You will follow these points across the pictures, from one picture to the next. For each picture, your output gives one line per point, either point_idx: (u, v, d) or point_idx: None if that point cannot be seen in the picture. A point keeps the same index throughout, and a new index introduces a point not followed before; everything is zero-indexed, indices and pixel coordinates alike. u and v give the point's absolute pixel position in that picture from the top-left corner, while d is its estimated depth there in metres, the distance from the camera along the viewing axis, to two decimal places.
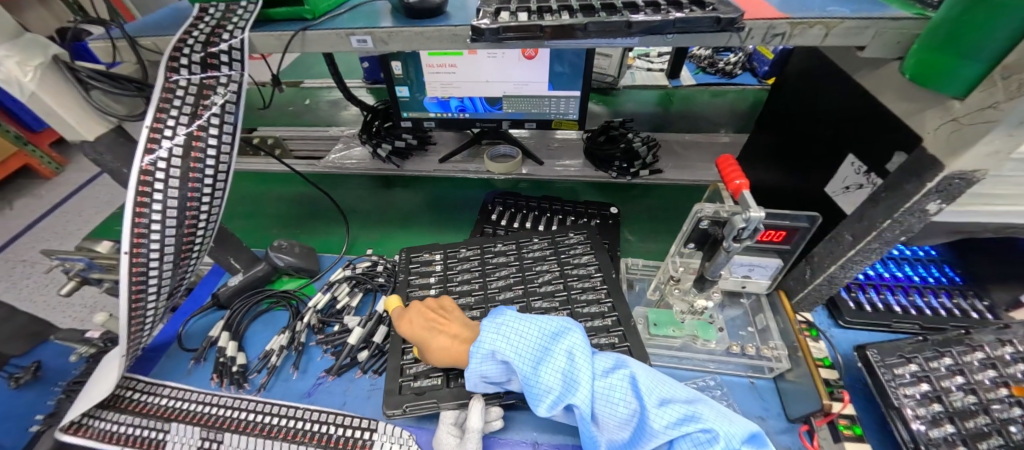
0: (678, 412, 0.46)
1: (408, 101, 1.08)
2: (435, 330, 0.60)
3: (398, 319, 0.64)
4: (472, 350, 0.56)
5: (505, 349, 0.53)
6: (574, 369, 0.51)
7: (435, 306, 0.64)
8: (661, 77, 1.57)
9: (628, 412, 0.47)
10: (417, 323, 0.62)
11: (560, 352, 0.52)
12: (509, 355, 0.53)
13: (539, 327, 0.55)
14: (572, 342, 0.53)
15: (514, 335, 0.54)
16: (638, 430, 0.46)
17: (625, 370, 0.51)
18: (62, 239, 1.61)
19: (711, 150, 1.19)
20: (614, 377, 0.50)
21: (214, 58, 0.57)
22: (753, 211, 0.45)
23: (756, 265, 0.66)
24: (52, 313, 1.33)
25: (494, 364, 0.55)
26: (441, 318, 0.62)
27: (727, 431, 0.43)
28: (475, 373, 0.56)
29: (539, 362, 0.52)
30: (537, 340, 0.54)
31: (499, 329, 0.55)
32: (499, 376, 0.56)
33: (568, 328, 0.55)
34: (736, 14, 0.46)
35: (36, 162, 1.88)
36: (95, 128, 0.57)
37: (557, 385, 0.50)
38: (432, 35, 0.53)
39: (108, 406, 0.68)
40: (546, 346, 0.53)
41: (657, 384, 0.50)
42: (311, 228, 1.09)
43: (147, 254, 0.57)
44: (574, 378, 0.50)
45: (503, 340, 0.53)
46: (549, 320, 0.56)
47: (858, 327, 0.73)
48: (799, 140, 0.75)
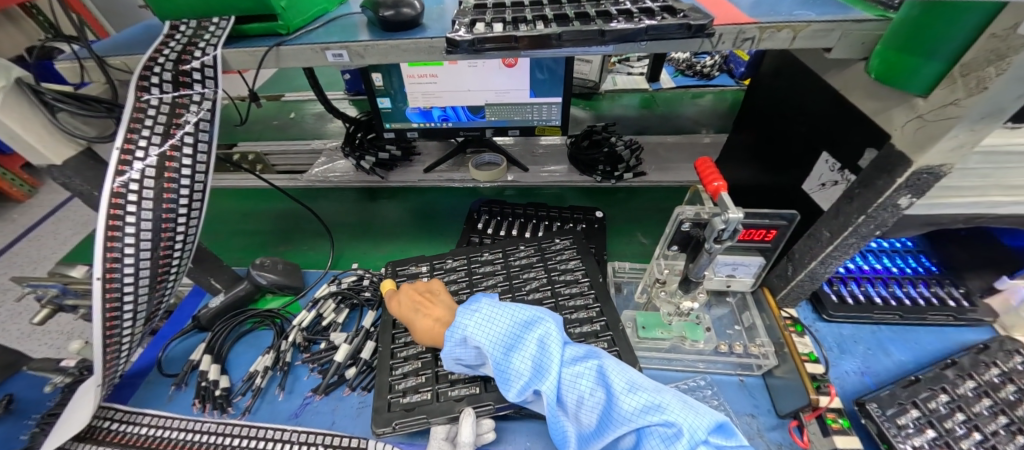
0: (644, 401, 0.47)
1: (390, 112, 1.08)
2: (420, 313, 0.62)
3: (389, 299, 0.67)
4: (447, 335, 0.57)
5: (477, 335, 0.54)
6: (544, 357, 0.52)
7: (423, 289, 0.65)
8: (641, 81, 1.60)
9: (596, 400, 0.49)
10: (403, 303, 0.64)
11: (531, 340, 0.53)
12: (482, 342, 0.54)
13: (512, 315, 0.55)
14: (544, 331, 0.53)
15: (488, 322, 0.55)
16: (605, 416, 0.48)
17: (595, 360, 0.52)
18: (35, 264, 1.56)
19: (692, 151, 1.21)
20: (582, 365, 0.51)
21: (186, 76, 0.56)
22: (731, 213, 0.45)
23: (740, 264, 0.66)
24: (26, 342, 1.28)
25: (466, 348, 0.56)
26: (426, 301, 0.63)
27: (691, 424, 0.43)
28: (449, 355, 0.58)
29: (511, 350, 0.53)
30: (508, 328, 0.54)
31: (473, 315, 0.55)
32: (473, 359, 0.57)
33: (541, 316, 0.55)
34: (707, 20, 0.46)
35: (7, 185, 1.81)
36: (62, 150, 0.56)
37: (527, 372, 0.52)
38: (409, 47, 0.53)
39: (85, 437, 0.65)
40: (518, 334, 0.54)
41: (625, 372, 0.50)
42: (295, 244, 1.08)
43: (121, 279, 0.55)
44: (543, 366, 0.52)
45: (475, 327, 0.54)
46: (522, 309, 0.56)
47: (842, 321, 0.75)
48: (775, 140, 0.76)
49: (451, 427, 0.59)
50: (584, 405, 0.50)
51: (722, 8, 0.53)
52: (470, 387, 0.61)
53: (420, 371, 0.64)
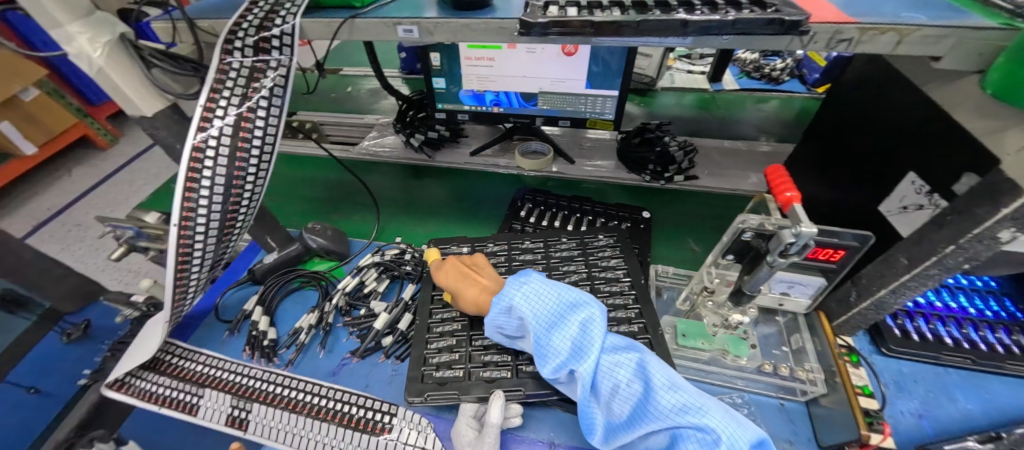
0: (683, 401, 0.46)
1: (444, 92, 1.09)
2: (468, 283, 0.64)
3: (433, 271, 0.67)
4: (494, 300, 0.59)
5: (522, 305, 0.56)
6: (585, 340, 0.53)
7: (469, 262, 0.67)
8: (702, 80, 1.52)
9: (631, 390, 0.49)
10: (451, 274, 0.65)
11: (574, 322, 0.54)
12: (526, 313, 0.56)
13: (560, 295, 0.57)
14: (588, 315, 0.55)
15: (536, 296, 0.57)
16: (639, 408, 0.48)
17: (636, 352, 0.52)
18: (113, 207, 1.72)
19: (751, 159, 1.15)
20: (623, 355, 0.52)
21: (266, 42, 0.59)
22: (805, 226, 0.42)
23: (798, 282, 0.62)
24: (102, 276, 1.42)
25: (510, 318, 0.59)
26: (474, 274, 0.65)
27: (732, 431, 0.42)
28: (492, 323, 0.60)
29: (553, 327, 0.55)
30: (554, 306, 0.56)
31: (522, 287, 0.58)
32: (513, 330, 0.60)
33: (587, 302, 0.57)
34: (803, 16, 0.43)
35: (93, 134, 2.00)
36: (153, 104, 0.60)
37: (566, 350, 0.53)
38: (479, 27, 0.52)
39: (151, 367, 0.72)
40: (562, 313, 0.56)
41: (665, 370, 0.50)
42: (343, 212, 1.12)
43: (194, 228, 0.60)
44: (583, 347, 0.53)
45: (522, 297, 0.57)
46: (570, 290, 0.58)
47: (903, 357, 0.69)
48: (852, 155, 0.70)
49: (479, 406, 0.60)
50: (618, 394, 0.50)
51: (817, 5, 0.49)
52: (501, 371, 0.62)
53: (454, 348, 0.65)
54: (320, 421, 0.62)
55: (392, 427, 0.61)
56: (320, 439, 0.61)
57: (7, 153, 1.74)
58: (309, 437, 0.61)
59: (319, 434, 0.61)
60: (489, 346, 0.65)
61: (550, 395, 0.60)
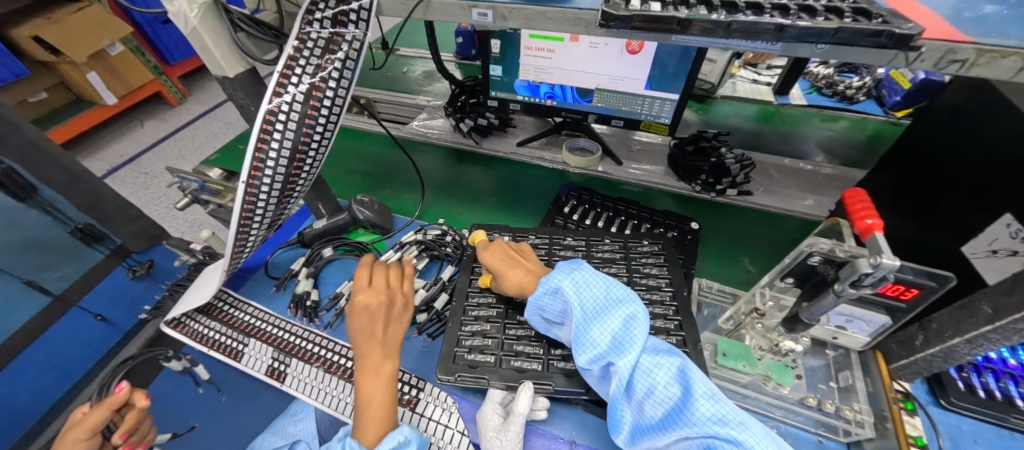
0: (722, 413, 0.46)
1: (499, 80, 1.09)
2: (515, 265, 0.66)
3: (479, 250, 0.70)
4: (540, 282, 0.61)
5: (569, 291, 0.57)
6: (627, 336, 0.53)
7: (515, 249, 0.71)
8: (767, 91, 1.44)
9: (668, 393, 0.49)
10: (498, 254, 0.68)
11: (618, 316, 0.55)
12: (572, 299, 0.57)
13: (607, 289, 0.58)
14: (633, 313, 0.55)
15: (583, 285, 0.58)
16: (673, 412, 0.48)
17: (677, 358, 0.52)
18: (178, 160, 1.85)
19: (814, 180, 1.08)
20: (664, 358, 0.51)
21: (344, 15, 0.60)
22: (886, 258, 0.39)
23: (858, 317, 0.58)
24: (164, 222, 1.53)
25: (553, 302, 0.60)
26: (520, 258, 0.68)
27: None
28: (534, 305, 0.62)
29: (596, 318, 0.55)
30: (600, 298, 0.57)
31: (570, 274, 0.59)
32: (554, 316, 0.61)
33: (633, 300, 0.57)
34: (917, 31, 0.39)
35: (166, 91, 2.15)
36: (236, 66, 0.64)
37: (605, 343, 0.53)
38: (555, 16, 0.51)
39: (204, 311, 0.77)
40: (607, 307, 0.56)
41: (705, 379, 0.50)
42: (390, 188, 1.16)
43: (259, 187, 0.63)
44: (624, 342, 0.53)
45: (570, 283, 0.58)
46: (617, 286, 0.59)
47: (963, 412, 0.63)
48: (936, 187, 0.65)
49: (507, 394, 0.61)
50: (654, 395, 0.49)
51: (929, 21, 0.45)
52: (531, 363, 0.62)
53: (487, 334, 0.66)
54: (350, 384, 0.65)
55: (418, 400, 0.63)
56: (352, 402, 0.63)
57: (93, 100, 1.91)
58: (341, 398, 0.64)
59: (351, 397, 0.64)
60: (522, 337, 0.66)
61: (579, 394, 0.60)
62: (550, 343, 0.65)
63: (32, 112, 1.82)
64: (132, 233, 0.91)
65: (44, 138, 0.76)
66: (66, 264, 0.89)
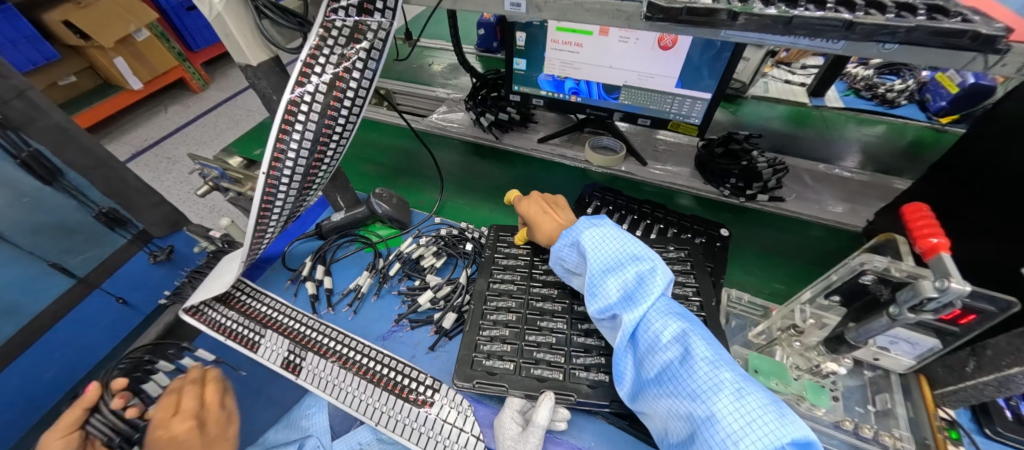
0: (723, 381, 0.42)
1: (523, 75, 1.06)
2: (547, 216, 0.69)
3: (515, 204, 0.73)
4: (562, 233, 0.64)
5: (589, 244, 0.59)
6: (638, 292, 0.54)
7: (550, 200, 0.73)
8: (801, 92, 1.38)
9: (666, 354, 0.47)
10: (532, 205, 0.71)
11: (632, 272, 0.55)
12: (588, 250, 0.58)
13: (626, 245, 0.58)
14: (649, 272, 0.55)
15: (603, 239, 0.59)
16: (670, 372, 0.46)
17: (686, 322, 0.49)
18: (200, 146, 1.88)
19: (851, 188, 1.02)
20: (670, 319, 0.50)
21: (371, 4, 0.58)
22: (954, 282, 0.36)
23: (905, 340, 0.54)
24: (185, 207, 1.56)
25: (574, 251, 0.62)
26: (554, 211, 0.70)
27: (765, 416, 0.39)
28: (556, 254, 0.65)
29: (610, 270, 0.56)
30: (617, 253, 0.57)
31: (592, 227, 0.60)
32: (573, 264, 0.63)
33: (652, 258, 0.56)
34: (1004, 31, 0.35)
35: (189, 77, 2.18)
36: (259, 54, 0.62)
37: (617, 295, 0.55)
38: (593, 8, 0.49)
39: (222, 299, 0.76)
40: (622, 261, 0.56)
41: (712, 345, 0.47)
42: (409, 182, 1.15)
43: (280, 176, 0.62)
44: (634, 298, 0.53)
45: (590, 235, 0.59)
46: (638, 244, 0.58)
47: (1007, 443, 0.59)
48: (999, 201, 0.60)
49: (525, 402, 0.59)
50: (654, 352, 0.49)
51: (1010, 20, 0.40)
52: (552, 371, 0.60)
53: (506, 339, 0.64)
54: (366, 382, 0.64)
55: (434, 402, 0.62)
56: (364, 398, 0.63)
57: (120, 85, 1.94)
58: (356, 395, 0.63)
59: (365, 394, 0.63)
60: (542, 344, 0.63)
61: (601, 405, 0.57)
62: (571, 351, 0.63)
63: (62, 95, 1.86)
64: (155, 219, 0.92)
65: (71, 122, 0.76)
66: (89, 248, 0.90)
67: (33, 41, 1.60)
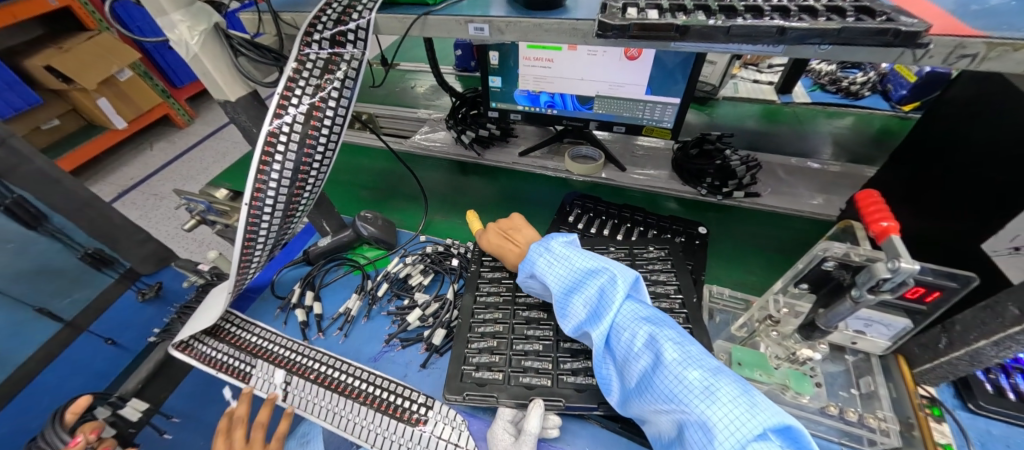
0: (693, 380, 0.44)
1: (499, 91, 1.09)
2: (506, 247, 0.71)
3: (479, 237, 0.76)
4: (522, 265, 0.67)
5: (547, 272, 0.61)
6: (603, 304, 0.55)
7: (507, 226, 0.73)
8: (769, 91, 1.43)
9: (639, 363, 0.49)
10: (491, 239, 0.73)
11: (592, 287, 0.57)
12: (548, 278, 0.61)
13: (579, 262, 0.59)
14: (608, 281, 0.56)
15: (557, 263, 0.61)
16: (645, 379, 0.48)
17: (653, 326, 0.50)
18: (186, 181, 1.88)
19: (823, 179, 1.06)
20: (636, 327, 0.51)
21: (342, 36, 0.60)
22: (904, 262, 0.38)
23: (877, 322, 0.56)
24: (174, 243, 1.56)
25: (537, 279, 0.65)
26: (511, 238, 0.71)
27: (730, 412, 0.40)
28: (524, 284, 0.68)
29: (572, 291, 0.58)
30: (574, 273, 0.59)
31: (545, 254, 0.63)
32: (543, 289, 0.66)
33: (607, 267, 0.57)
34: (923, 27, 0.38)
35: (174, 112, 2.19)
36: (237, 90, 0.64)
37: (584, 314, 0.57)
38: (551, 28, 0.52)
39: (211, 333, 0.76)
40: (581, 279, 0.58)
41: (680, 344, 0.48)
42: (395, 203, 1.17)
43: (263, 206, 0.63)
44: (599, 311, 0.55)
45: (544, 264, 0.62)
46: (590, 257, 0.59)
47: (991, 416, 0.61)
48: (952, 182, 0.63)
49: (518, 412, 0.59)
50: (629, 362, 0.50)
51: (931, 16, 0.44)
52: (541, 378, 0.61)
53: (494, 351, 0.65)
54: (359, 404, 0.64)
55: (427, 419, 0.62)
56: (358, 421, 0.63)
57: (103, 126, 1.95)
58: (350, 418, 0.63)
59: (359, 416, 0.63)
60: (530, 352, 0.64)
61: (591, 409, 0.58)
62: (559, 357, 0.63)
63: (45, 139, 1.86)
64: (141, 256, 0.92)
65: (54, 166, 0.77)
66: (75, 290, 0.90)
67: (15, 88, 1.61)
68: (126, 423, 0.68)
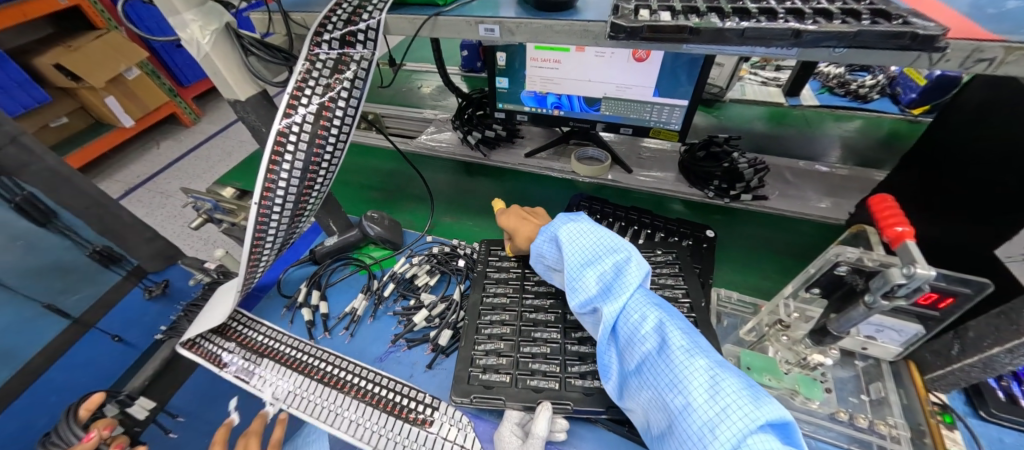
0: (698, 367, 0.43)
1: (506, 92, 1.09)
2: (527, 224, 0.71)
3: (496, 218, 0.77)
4: (541, 233, 0.66)
5: (567, 240, 0.61)
6: (615, 283, 0.55)
7: (528, 211, 0.75)
8: (777, 93, 1.42)
9: (645, 344, 0.48)
10: (511, 217, 0.74)
11: (610, 264, 0.56)
12: (566, 246, 0.60)
13: (601, 238, 0.59)
14: (625, 263, 0.56)
15: (579, 234, 0.60)
16: (648, 360, 0.47)
17: (664, 313, 0.50)
18: (192, 179, 1.89)
19: (831, 182, 1.05)
20: (647, 310, 0.51)
21: (352, 36, 0.61)
22: (920, 268, 0.38)
23: (889, 327, 0.55)
24: (180, 242, 1.56)
25: (554, 249, 0.64)
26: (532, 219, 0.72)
27: (739, 403, 0.39)
28: (538, 256, 0.66)
29: (588, 264, 0.58)
30: (594, 246, 0.59)
31: (569, 223, 0.62)
32: (554, 260, 0.65)
33: (627, 249, 0.58)
34: (941, 31, 0.38)
35: (181, 111, 2.21)
36: (246, 89, 0.64)
37: (596, 288, 0.56)
38: (561, 29, 0.52)
39: (218, 331, 0.77)
40: (600, 253, 0.58)
41: (688, 335, 0.48)
42: (400, 203, 1.17)
43: (272, 205, 0.63)
44: (612, 289, 0.55)
45: (567, 231, 0.61)
46: (613, 236, 0.59)
47: (1004, 424, 0.60)
48: (965, 187, 0.62)
49: (524, 414, 0.59)
50: (632, 344, 0.50)
51: (947, 20, 0.43)
52: (548, 381, 0.61)
53: (501, 353, 0.65)
54: (365, 404, 0.64)
55: (434, 421, 0.62)
56: (364, 421, 0.63)
57: (111, 124, 1.96)
58: (356, 419, 0.63)
59: (365, 417, 0.63)
60: (537, 354, 0.64)
61: (598, 413, 0.58)
62: (566, 360, 0.63)
63: (54, 137, 1.88)
64: (148, 254, 0.92)
65: (64, 164, 0.78)
66: (83, 287, 0.91)
67: (24, 85, 1.62)
68: (133, 421, 0.68)
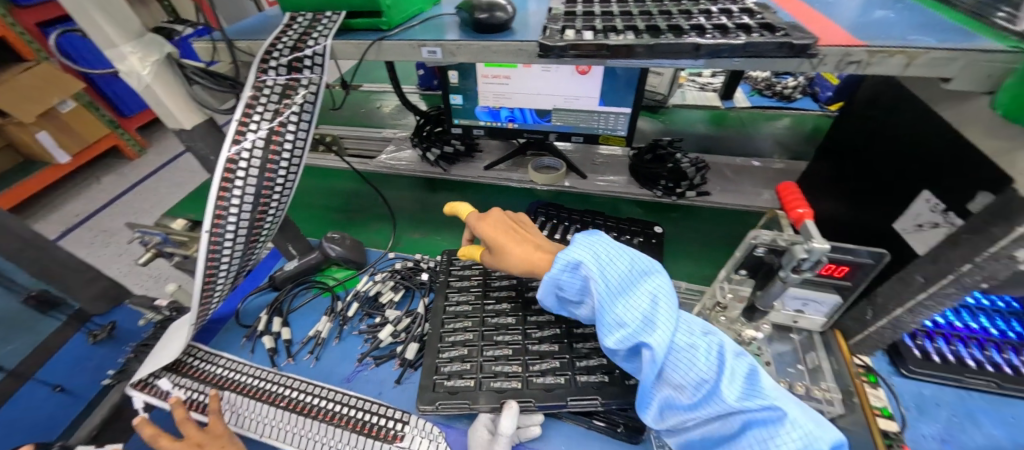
0: (757, 395, 0.44)
1: (461, 109, 1.12)
2: (519, 239, 0.66)
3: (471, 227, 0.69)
4: (558, 258, 0.56)
5: (594, 268, 0.53)
6: (655, 313, 0.50)
7: (513, 222, 0.71)
8: (714, 97, 1.54)
9: (704, 378, 0.46)
10: (498, 229, 0.67)
11: (645, 292, 0.52)
12: (594, 275, 0.53)
13: (631, 262, 0.54)
14: (658, 287, 0.52)
15: (608, 261, 0.54)
16: (707, 395, 0.46)
17: (712, 339, 0.49)
18: (139, 214, 1.79)
19: (765, 176, 1.14)
20: (698, 339, 0.48)
21: (298, 61, 0.62)
22: (816, 242, 0.43)
23: (812, 300, 0.61)
24: (128, 281, 1.47)
25: (574, 276, 0.56)
26: (522, 233, 0.68)
27: (797, 419, 0.41)
28: (550, 280, 0.58)
29: (620, 295, 0.52)
30: (626, 273, 0.53)
31: (592, 248, 0.55)
32: (574, 289, 0.58)
33: (659, 272, 0.54)
34: (811, 40, 0.44)
35: (124, 144, 2.10)
36: (191, 118, 0.64)
37: (635, 321, 0.50)
38: (498, 49, 0.56)
39: (173, 368, 0.74)
40: (632, 281, 0.53)
41: (739, 359, 0.47)
42: (362, 223, 1.17)
43: (223, 233, 0.62)
44: (655, 321, 0.50)
45: (592, 257, 0.54)
46: (641, 258, 0.55)
47: (921, 379, 0.68)
48: (866, 172, 0.71)
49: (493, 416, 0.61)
50: (688, 378, 0.47)
51: (823, 30, 0.51)
52: (512, 381, 0.63)
53: (465, 359, 0.66)
54: (332, 426, 0.64)
55: (403, 434, 0.62)
56: (332, 443, 0.62)
57: (43, 161, 1.84)
58: (323, 442, 0.62)
59: (332, 439, 0.63)
60: (500, 357, 0.66)
61: (560, 407, 0.60)
62: (528, 360, 0.66)
63: None
64: (91, 295, 0.87)
65: None
66: None
67: None
68: None
